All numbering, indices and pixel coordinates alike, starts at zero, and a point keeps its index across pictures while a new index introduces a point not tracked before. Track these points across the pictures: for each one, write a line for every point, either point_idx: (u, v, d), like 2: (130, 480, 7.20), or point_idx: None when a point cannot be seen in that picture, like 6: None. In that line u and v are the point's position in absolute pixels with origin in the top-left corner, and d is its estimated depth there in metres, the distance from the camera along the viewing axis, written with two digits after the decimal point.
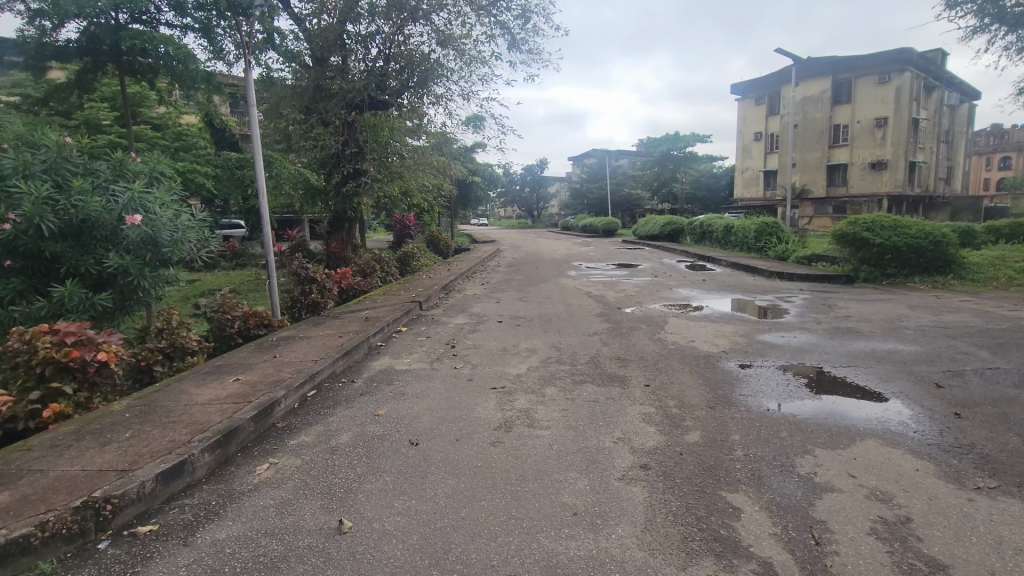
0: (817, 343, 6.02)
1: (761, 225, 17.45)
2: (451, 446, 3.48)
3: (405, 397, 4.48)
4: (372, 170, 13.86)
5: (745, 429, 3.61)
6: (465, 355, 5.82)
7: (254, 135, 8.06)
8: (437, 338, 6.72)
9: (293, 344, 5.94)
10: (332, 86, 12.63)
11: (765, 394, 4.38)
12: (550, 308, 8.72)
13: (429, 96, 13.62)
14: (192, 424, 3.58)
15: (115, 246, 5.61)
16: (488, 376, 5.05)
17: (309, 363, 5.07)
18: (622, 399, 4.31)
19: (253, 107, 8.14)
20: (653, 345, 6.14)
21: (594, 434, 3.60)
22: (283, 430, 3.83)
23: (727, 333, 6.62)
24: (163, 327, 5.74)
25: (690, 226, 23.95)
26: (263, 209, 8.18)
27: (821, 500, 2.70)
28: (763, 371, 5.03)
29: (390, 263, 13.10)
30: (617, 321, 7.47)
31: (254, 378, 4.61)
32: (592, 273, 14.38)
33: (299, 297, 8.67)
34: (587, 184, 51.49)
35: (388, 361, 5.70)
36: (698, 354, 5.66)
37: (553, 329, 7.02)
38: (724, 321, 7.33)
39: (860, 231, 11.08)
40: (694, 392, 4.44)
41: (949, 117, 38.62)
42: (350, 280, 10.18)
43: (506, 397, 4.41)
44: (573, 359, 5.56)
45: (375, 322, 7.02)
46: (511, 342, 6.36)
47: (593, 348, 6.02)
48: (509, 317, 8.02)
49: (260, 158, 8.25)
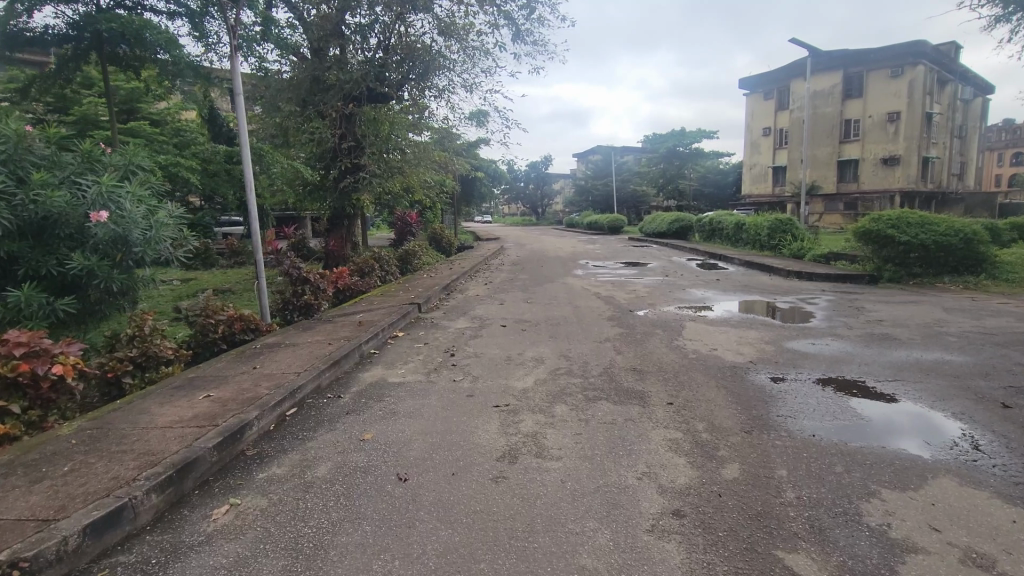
0: (853, 352, 5.46)
1: (775, 222, 16.82)
2: (446, 482, 2.96)
3: (396, 417, 3.96)
4: (371, 165, 13.25)
5: (792, 462, 3.08)
6: (465, 365, 5.29)
7: (240, 124, 7.45)
8: (435, 345, 6.20)
9: (277, 353, 5.42)
10: (329, 78, 12.13)
11: (805, 414, 3.84)
12: (557, 311, 8.18)
13: (431, 89, 13.15)
14: (144, 456, 3.05)
15: (80, 246, 5.09)
16: (490, 391, 4.52)
17: (290, 376, 4.55)
18: (643, 421, 3.78)
19: (240, 95, 7.55)
20: (672, 353, 5.60)
21: (614, 467, 3.07)
22: (253, 461, 3.30)
23: (752, 340, 6.07)
24: (134, 334, 5.20)
25: (699, 223, 23.36)
26: (251, 204, 7.58)
27: (904, 566, 2.16)
28: (799, 386, 4.47)
29: (390, 263, 12.58)
30: (630, 326, 6.94)
31: (227, 395, 4.09)
32: (601, 272, 13.77)
33: (291, 298, 8.20)
34: (592, 180, 50.78)
35: (380, 372, 5.18)
36: (724, 365, 5.11)
37: (561, 335, 6.49)
38: (746, 326, 6.78)
39: (884, 228, 10.48)
40: (724, 412, 3.89)
41: (962, 111, 37.82)
42: (347, 280, 9.66)
43: (511, 418, 3.88)
44: (585, 370, 5.03)
45: (368, 328, 6.50)
46: (515, 350, 5.83)
47: (606, 357, 5.48)
48: (513, 321, 7.48)
49: (249, 149, 7.65)
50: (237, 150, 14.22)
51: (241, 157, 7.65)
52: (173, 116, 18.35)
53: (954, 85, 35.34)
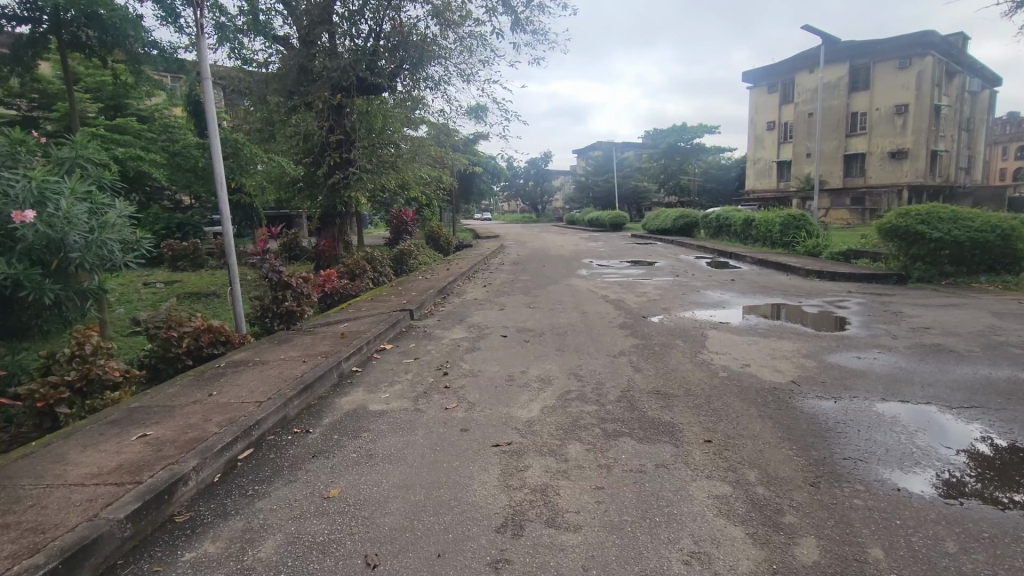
0: (910, 369, 4.72)
1: (787, 218, 16.01)
2: (429, 572, 2.20)
3: (372, 462, 3.20)
4: (362, 159, 12.47)
5: (887, 537, 2.34)
6: (460, 389, 4.52)
7: (209, 112, 6.63)
8: (426, 361, 5.46)
9: (243, 374, 4.68)
10: (315, 68, 11.34)
11: (878, 458, 3.09)
12: (563, 318, 7.41)
13: (427, 81, 12.39)
14: (28, 533, 2.30)
15: (7, 252, 4.32)
16: (489, 424, 3.77)
17: (249, 407, 3.79)
18: (680, 467, 3.03)
19: (208, 79, 6.70)
20: (700, 371, 4.84)
21: (652, 545, 2.34)
22: (182, 532, 2.54)
23: (787, 353, 5.31)
24: (74, 353, 4.44)
25: (705, 220, 22.62)
26: (221, 201, 6.76)
27: None
28: (858, 415, 3.72)
29: (384, 263, 11.85)
30: (647, 336, 6.18)
31: (167, 435, 3.33)
32: (606, 272, 13.04)
33: (270, 305, 7.47)
34: (593, 177, 49.92)
35: (360, 398, 4.42)
36: (764, 386, 4.36)
37: (570, 348, 5.74)
38: (777, 335, 6.04)
39: (913, 224, 9.75)
40: (777, 456, 3.15)
41: (971, 103, 37.08)
42: (335, 283, 8.92)
43: (514, 464, 3.14)
44: (600, 394, 4.27)
45: (351, 341, 5.76)
46: (519, 368, 5.07)
47: (623, 377, 4.72)
48: (515, 330, 6.72)
49: (219, 139, 6.82)
50: (205, 141, 13.13)
51: (211, 148, 6.82)
52: (160, 111, 17.96)
53: (962, 77, 34.53)
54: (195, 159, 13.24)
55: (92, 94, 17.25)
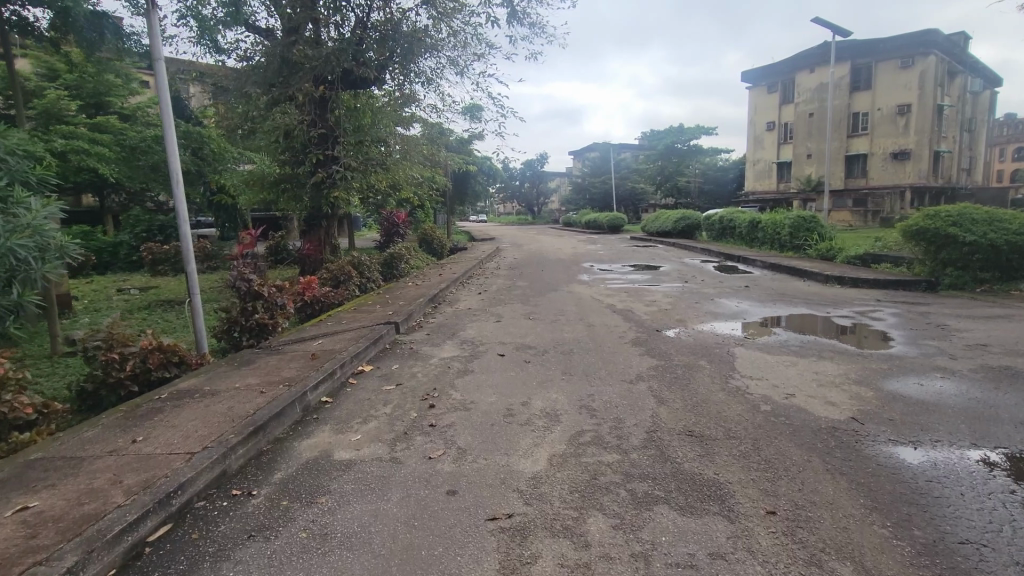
0: (989, 402, 3.94)
1: (797, 220, 15.22)
2: None
3: (329, 548, 2.39)
4: (347, 157, 11.57)
5: None
6: (448, 429, 3.69)
7: (162, 98, 5.72)
8: (409, 389, 4.64)
9: (185, 409, 3.85)
10: (297, 58, 10.48)
11: (1009, 542, 2.32)
12: (568, 332, 6.59)
13: (418, 75, 11.60)
14: None
15: None
16: (486, 481, 2.96)
17: (179, 462, 2.98)
18: (744, 558, 2.24)
19: (160, 60, 5.77)
20: (737, 403, 4.03)
21: None
22: None
23: (833, 379, 4.51)
24: None
25: (708, 221, 21.85)
26: (177, 201, 5.88)
27: None
28: (952, 470, 2.95)
29: (371, 267, 11.04)
30: (665, 356, 5.36)
31: (57, 510, 2.51)
32: (610, 277, 12.27)
33: (238, 318, 6.64)
34: (591, 177, 49.12)
35: (324, 441, 3.60)
36: (821, 428, 3.54)
37: (578, 371, 4.92)
38: (817, 355, 5.24)
39: (943, 227, 9.07)
40: (871, 539, 2.37)
41: (972, 104, 36.52)
42: (316, 290, 8.21)
43: (518, 552, 2.33)
44: (620, 438, 3.45)
45: (324, 364, 4.94)
46: (519, 398, 4.25)
47: (645, 412, 3.90)
48: (513, 347, 5.90)
49: (175, 129, 5.92)
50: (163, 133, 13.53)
51: (166, 139, 5.92)
52: (143, 110, 17.14)
53: (964, 77, 34.00)
54: (158, 155, 13.64)
55: (72, 92, 16.50)
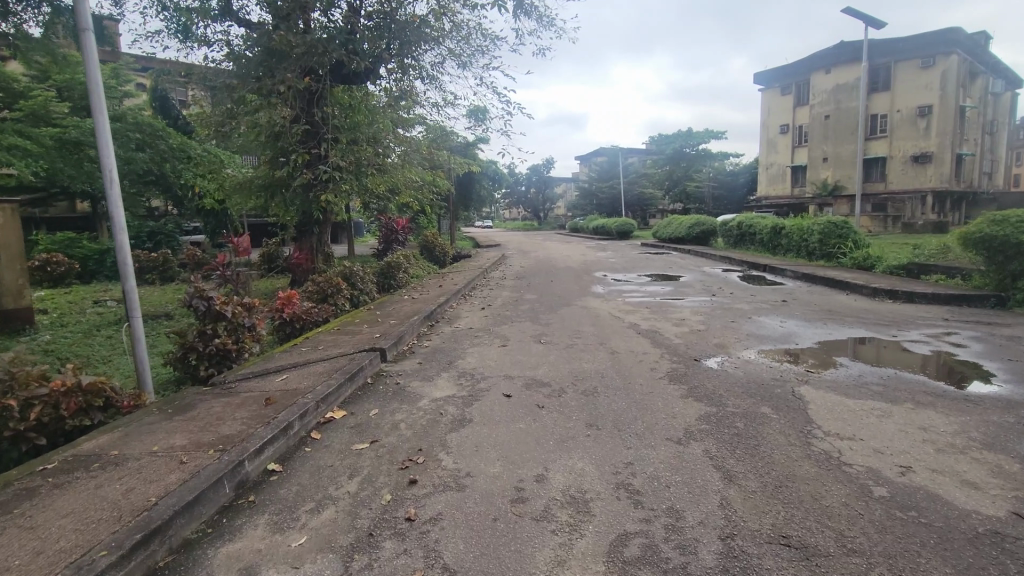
0: None
1: (827, 226, 14.02)
2: None
3: None
4: (334, 155, 10.36)
5: None
6: (432, 529, 2.55)
7: (91, 80, 4.61)
8: (386, 450, 3.51)
9: (62, 495, 2.72)
10: (279, 43, 9.28)
11: None
12: (587, 363, 5.43)
13: (415, 68, 10.53)
14: None
15: None
16: None
17: None
18: None
19: (88, 34, 4.66)
20: (837, 484, 2.88)
21: None
22: None
23: (953, 442, 3.35)
24: None
25: (725, 227, 20.61)
26: (113, 206, 4.79)
27: None
28: None
29: (365, 277, 9.94)
30: (716, 401, 4.20)
31: None
32: (627, 288, 11.16)
33: (196, 343, 5.50)
34: (598, 183, 47.87)
35: (250, 550, 2.47)
36: (980, 534, 2.41)
37: (608, 425, 3.78)
38: (912, 400, 4.09)
39: (1014, 233, 7.88)
40: None
41: (994, 106, 35.12)
42: (296, 307, 7.14)
43: None
44: (686, 552, 2.32)
45: (280, 412, 3.82)
46: (531, 471, 3.11)
47: (711, 498, 2.76)
48: (523, 384, 4.78)
49: (109, 119, 4.81)
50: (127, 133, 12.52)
51: (99, 132, 4.82)
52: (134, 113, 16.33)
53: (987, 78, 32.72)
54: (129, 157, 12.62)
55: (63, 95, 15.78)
